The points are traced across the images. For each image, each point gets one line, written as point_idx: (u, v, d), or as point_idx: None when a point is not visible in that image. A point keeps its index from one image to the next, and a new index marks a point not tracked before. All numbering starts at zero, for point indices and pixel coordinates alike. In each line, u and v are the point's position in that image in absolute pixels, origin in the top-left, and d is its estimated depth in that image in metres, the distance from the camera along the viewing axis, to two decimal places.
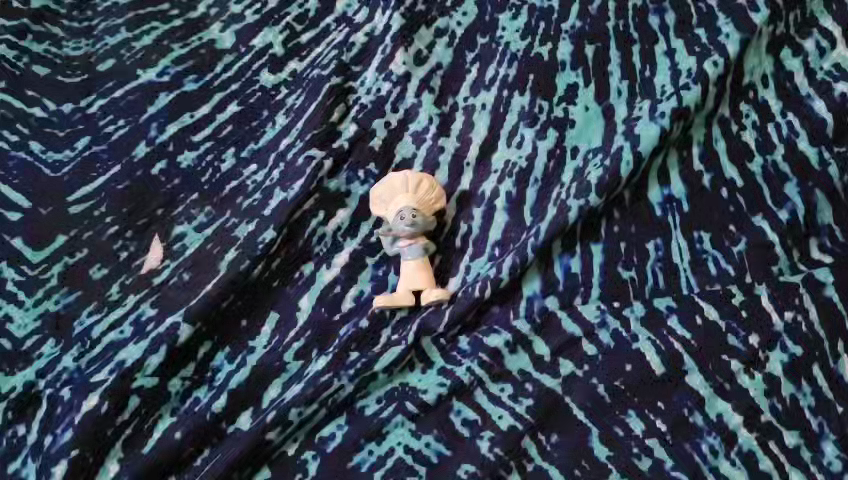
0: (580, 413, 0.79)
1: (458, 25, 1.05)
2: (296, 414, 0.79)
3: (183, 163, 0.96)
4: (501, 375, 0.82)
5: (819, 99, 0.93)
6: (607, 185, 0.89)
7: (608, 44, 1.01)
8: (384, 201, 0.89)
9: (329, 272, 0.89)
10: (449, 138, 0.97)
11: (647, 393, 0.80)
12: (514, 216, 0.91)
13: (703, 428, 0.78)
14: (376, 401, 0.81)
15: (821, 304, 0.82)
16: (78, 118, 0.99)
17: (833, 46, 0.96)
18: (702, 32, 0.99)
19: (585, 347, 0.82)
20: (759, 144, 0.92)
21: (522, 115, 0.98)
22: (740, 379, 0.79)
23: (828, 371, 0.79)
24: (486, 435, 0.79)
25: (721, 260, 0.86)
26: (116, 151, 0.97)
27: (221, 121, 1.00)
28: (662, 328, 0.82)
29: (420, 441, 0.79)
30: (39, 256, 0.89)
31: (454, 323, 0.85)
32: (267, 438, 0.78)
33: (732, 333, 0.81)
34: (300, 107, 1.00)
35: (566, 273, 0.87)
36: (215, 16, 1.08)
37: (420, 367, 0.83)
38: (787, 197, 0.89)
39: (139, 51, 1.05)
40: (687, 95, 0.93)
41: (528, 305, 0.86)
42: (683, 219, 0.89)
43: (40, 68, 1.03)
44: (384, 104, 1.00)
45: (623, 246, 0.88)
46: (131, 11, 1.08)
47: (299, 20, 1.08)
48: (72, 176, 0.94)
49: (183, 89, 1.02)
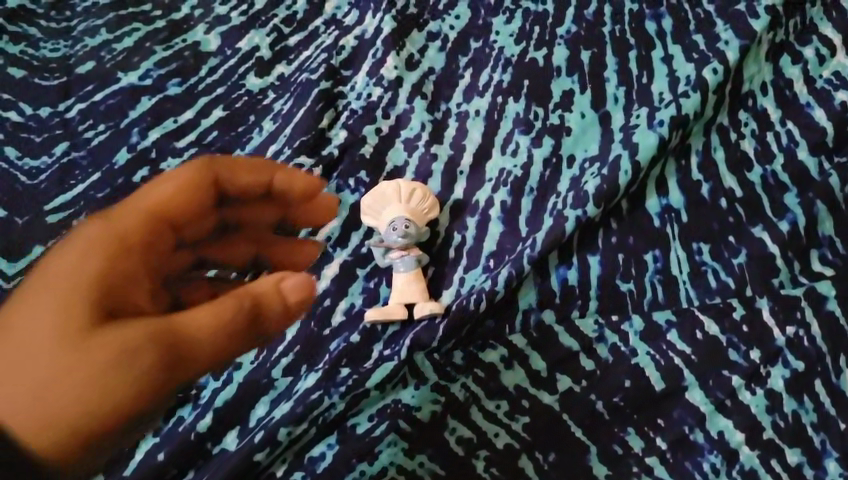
0: (578, 431, 0.77)
1: (451, 28, 1.04)
2: (285, 434, 0.75)
3: (166, 169, 0.92)
4: (498, 392, 0.79)
5: (819, 107, 0.92)
6: (604, 195, 0.86)
7: (604, 50, 0.99)
8: (376, 210, 0.87)
9: (319, 284, 0.86)
10: (441, 146, 0.95)
11: (647, 410, 0.78)
12: (509, 226, 0.89)
13: (704, 446, 0.75)
14: (368, 418, 0.77)
15: (823, 318, 0.80)
16: (56, 123, 0.96)
17: (833, 54, 0.95)
18: (700, 38, 0.98)
19: (582, 362, 0.80)
20: (757, 154, 0.91)
21: (517, 122, 0.95)
22: (741, 396, 0.77)
23: (830, 386, 0.77)
24: (482, 455, 0.76)
25: (720, 272, 0.84)
26: (96, 158, 0.93)
27: (206, 126, 0.96)
28: (662, 342, 0.80)
29: (414, 462, 0.75)
30: (15, 268, 0.84)
31: (449, 338, 0.81)
32: (255, 459, 0.74)
33: (733, 348, 0.79)
34: (287, 112, 0.97)
35: (563, 285, 0.85)
36: (200, 18, 1.06)
37: (414, 382, 0.79)
38: (787, 207, 0.87)
39: (120, 53, 1.02)
40: (686, 103, 0.91)
41: (524, 318, 0.83)
42: (682, 230, 0.87)
43: (15, 71, 1.00)
44: (374, 109, 0.97)
45: (621, 257, 0.86)
46: (112, 12, 1.06)
47: (287, 21, 1.05)
48: (50, 183, 0.91)
49: (166, 93, 0.98)
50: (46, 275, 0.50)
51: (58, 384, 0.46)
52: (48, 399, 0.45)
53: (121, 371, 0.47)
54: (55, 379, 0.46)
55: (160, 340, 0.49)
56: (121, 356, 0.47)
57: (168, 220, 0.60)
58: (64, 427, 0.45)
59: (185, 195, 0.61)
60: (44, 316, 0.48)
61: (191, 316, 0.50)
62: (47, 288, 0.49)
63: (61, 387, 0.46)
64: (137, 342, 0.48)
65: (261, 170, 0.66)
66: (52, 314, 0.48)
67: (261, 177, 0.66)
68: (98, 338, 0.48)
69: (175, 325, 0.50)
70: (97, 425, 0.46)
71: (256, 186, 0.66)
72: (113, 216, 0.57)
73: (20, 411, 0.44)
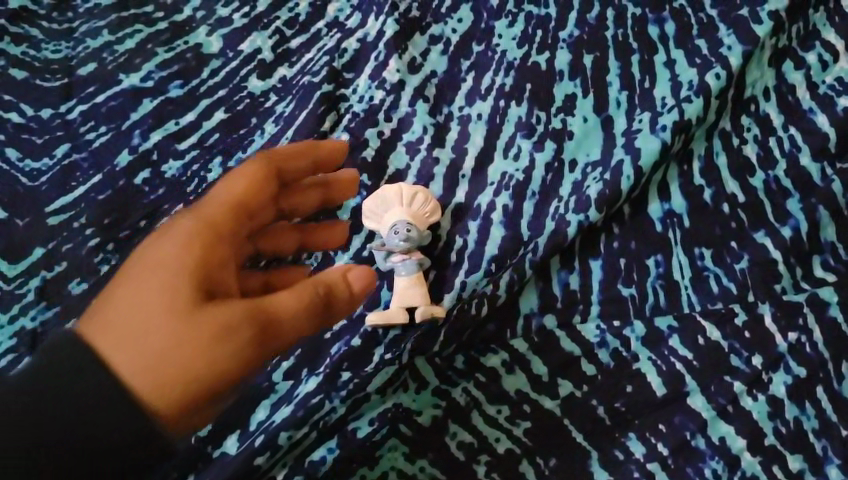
0: (579, 436, 0.77)
1: (453, 32, 1.03)
2: (285, 438, 0.74)
3: (168, 172, 0.92)
4: (499, 397, 0.79)
5: (821, 113, 0.92)
6: (606, 200, 0.86)
7: (606, 54, 0.99)
8: (378, 214, 0.86)
9: None
10: (443, 149, 0.94)
11: (649, 415, 0.77)
12: (511, 230, 0.88)
13: (706, 451, 0.75)
14: (369, 422, 0.77)
15: (825, 324, 0.80)
16: (58, 124, 0.95)
17: (836, 60, 0.95)
18: (703, 43, 0.97)
19: (583, 367, 0.80)
20: (760, 159, 0.91)
21: (520, 126, 0.95)
22: (743, 401, 0.77)
23: (832, 392, 0.77)
24: (482, 459, 0.76)
25: (722, 278, 0.84)
26: (98, 160, 0.93)
27: (208, 128, 0.96)
28: (664, 347, 0.80)
29: (414, 466, 0.76)
30: (17, 269, 0.84)
31: (450, 342, 0.81)
32: (255, 463, 0.73)
33: (735, 353, 0.79)
34: (289, 114, 0.96)
35: (564, 289, 0.85)
36: (202, 20, 1.05)
37: (415, 386, 0.79)
38: (789, 213, 0.87)
39: (122, 54, 1.02)
40: (689, 108, 0.91)
41: (526, 322, 0.83)
42: (684, 234, 0.87)
43: (16, 72, 1.00)
44: (376, 112, 0.97)
45: (623, 262, 0.86)
46: (114, 13, 1.06)
47: (289, 24, 1.05)
48: (51, 185, 0.91)
49: (168, 95, 0.98)
50: (147, 257, 0.55)
51: (172, 354, 0.50)
52: (165, 367, 0.49)
53: (223, 345, 0.52)
54: (165, 350, 0.50)
55: (256, 317, 0.54)
56: (225, 330, 0.52)
57: (245, 211, 0.62)
58: (177, 394, 0.49)
59: (255, 186, 0.63)
60: (151, 294, 0.52)
61: (274, 299, 0.56)
62: (152, 269, 0.54)
63: (174, 357, 0.50)
64: (235, 319, 0.53)
65: (314, 151, 0.73)
66: (160, 291, 0.52)
67: (307, 161, 0.72)
68: (201, 314, 0.52)
69: (263, 305, 0.55)
70: (201, 394, 0.51)
71: (307, 170, 0.72)
72: (198, 205, 0.60)
73: (139, 380, 0.48)
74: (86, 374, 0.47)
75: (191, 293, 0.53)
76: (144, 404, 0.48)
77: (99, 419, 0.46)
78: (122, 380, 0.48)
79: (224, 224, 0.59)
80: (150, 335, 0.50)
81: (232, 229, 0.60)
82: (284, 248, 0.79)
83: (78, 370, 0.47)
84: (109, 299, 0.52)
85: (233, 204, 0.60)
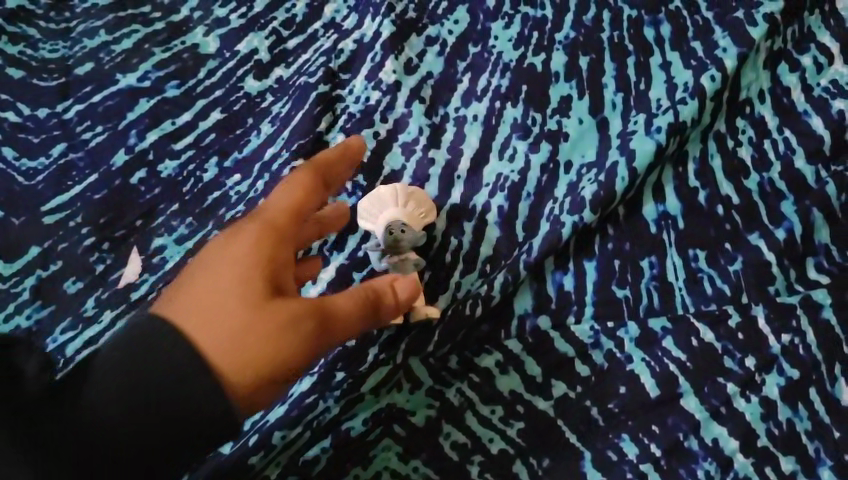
0: (573, 437, 0.77)
1: (450, 33, 1.04)
2: (279, 437, 0.74)
3: (164, 172, 0.92)
4: (492, 397, 0.79)
5: (816, 115, 0.92)
6: (601, 201, 0.87)
7: (602, 56, 0.99)
8: (373, 214, 0.86)
9: (314, 288, 0.85)
10: (439, 150, 0.94)
11: (642, 416, 0.78)
12: (505, 232, 0.88)
13: (699, 452, 0.75)
14: (363, 422, 0.77)
15: (819, 326, 0.80)
16: (54, 124, 0.96)
17: (830, 62, 0.96)
18: (698, 45, 0.98)
19: (577, 368, 0.80)
20: (754, 161, 0.91)
21: (515, 128, 0.95)
22: (736, 403, 0.77)
23: (825, 394, 0.77)
24: (476, 460, 0.76)
25: (716, 279, 0.84)
26: (94, 159, 0.93)
27: (204, 128, 0.96)
28: (658, 348, 0.81)
29: (408, 466, 0.76)
30: (11, 268, 0.84)
31: (444, 342, 0.81)
32: (249, 462, 0.73)
33: (728, 355, 0.79)
34: (286, 115, 0.97)
35: (558, 290, 0.85)
36: (199, 20, 1.06)
37: (409, 386, 0.79)
38: (784, 215, 0.87)
39: (119, 54, 1.02)
40: (684, 109, 0.91)
41: (520, 323, 0.83)
42: (678, 236, 0.88)
43: (13, 71, 1.00)
44: (373, 113, 0.97)
45: (618, 263, 0.86)
46: (111, 13, 1.06)
47: (286, 24, 1.05)
48: (47, 184, 0.91)
49: (165, 95, 0.98)
50: (219, 258, 0.58)
51: (252, 341, 0.54)
52: (247, 351, 0.53)
53: (292, 335, 0.56)
54: (243, 335, 0.54)
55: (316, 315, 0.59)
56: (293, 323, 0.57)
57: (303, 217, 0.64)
58: (252, 377, 0.53)
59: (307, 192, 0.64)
60: (227, 288, 0.56)
61: (329, 302, 0.62)
62: (228, 267, 0.57)
63: (254, 344, 0.54)
64: (300, 315, 0.58)
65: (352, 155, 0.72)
66: (236, 287, 0.56)
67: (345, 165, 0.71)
68: (272, 308, 0.56)
69: (324, 305, 0.60)
70: (270, 381, 0.54)
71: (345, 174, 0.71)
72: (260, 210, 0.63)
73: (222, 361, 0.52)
74: (172, 351, 0.49)
75: (264, 290, 0.57)
76: (227, 383, 0.51)
77: (183, 394, 0.48)
78: (211, 363, 0.51)
79: (286, 227, 0.62)
80: (231, 322, 0.53)
81: (293, 233, 0.63)
82: (309, 242, 0.75)
83: (168, 351, 0.49)
84: (185, 291, 0.55)
85: (295, 208, 0.63)
